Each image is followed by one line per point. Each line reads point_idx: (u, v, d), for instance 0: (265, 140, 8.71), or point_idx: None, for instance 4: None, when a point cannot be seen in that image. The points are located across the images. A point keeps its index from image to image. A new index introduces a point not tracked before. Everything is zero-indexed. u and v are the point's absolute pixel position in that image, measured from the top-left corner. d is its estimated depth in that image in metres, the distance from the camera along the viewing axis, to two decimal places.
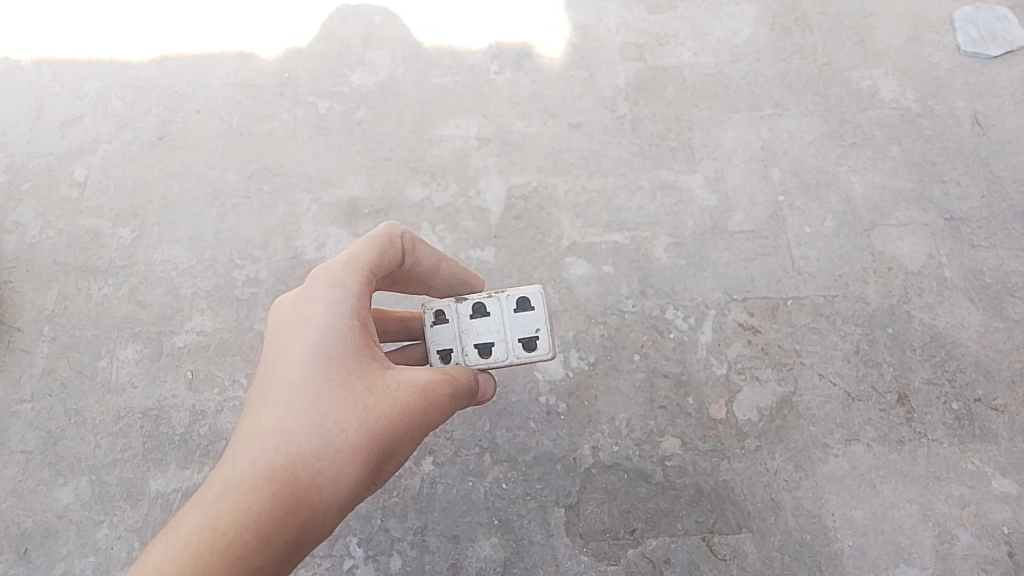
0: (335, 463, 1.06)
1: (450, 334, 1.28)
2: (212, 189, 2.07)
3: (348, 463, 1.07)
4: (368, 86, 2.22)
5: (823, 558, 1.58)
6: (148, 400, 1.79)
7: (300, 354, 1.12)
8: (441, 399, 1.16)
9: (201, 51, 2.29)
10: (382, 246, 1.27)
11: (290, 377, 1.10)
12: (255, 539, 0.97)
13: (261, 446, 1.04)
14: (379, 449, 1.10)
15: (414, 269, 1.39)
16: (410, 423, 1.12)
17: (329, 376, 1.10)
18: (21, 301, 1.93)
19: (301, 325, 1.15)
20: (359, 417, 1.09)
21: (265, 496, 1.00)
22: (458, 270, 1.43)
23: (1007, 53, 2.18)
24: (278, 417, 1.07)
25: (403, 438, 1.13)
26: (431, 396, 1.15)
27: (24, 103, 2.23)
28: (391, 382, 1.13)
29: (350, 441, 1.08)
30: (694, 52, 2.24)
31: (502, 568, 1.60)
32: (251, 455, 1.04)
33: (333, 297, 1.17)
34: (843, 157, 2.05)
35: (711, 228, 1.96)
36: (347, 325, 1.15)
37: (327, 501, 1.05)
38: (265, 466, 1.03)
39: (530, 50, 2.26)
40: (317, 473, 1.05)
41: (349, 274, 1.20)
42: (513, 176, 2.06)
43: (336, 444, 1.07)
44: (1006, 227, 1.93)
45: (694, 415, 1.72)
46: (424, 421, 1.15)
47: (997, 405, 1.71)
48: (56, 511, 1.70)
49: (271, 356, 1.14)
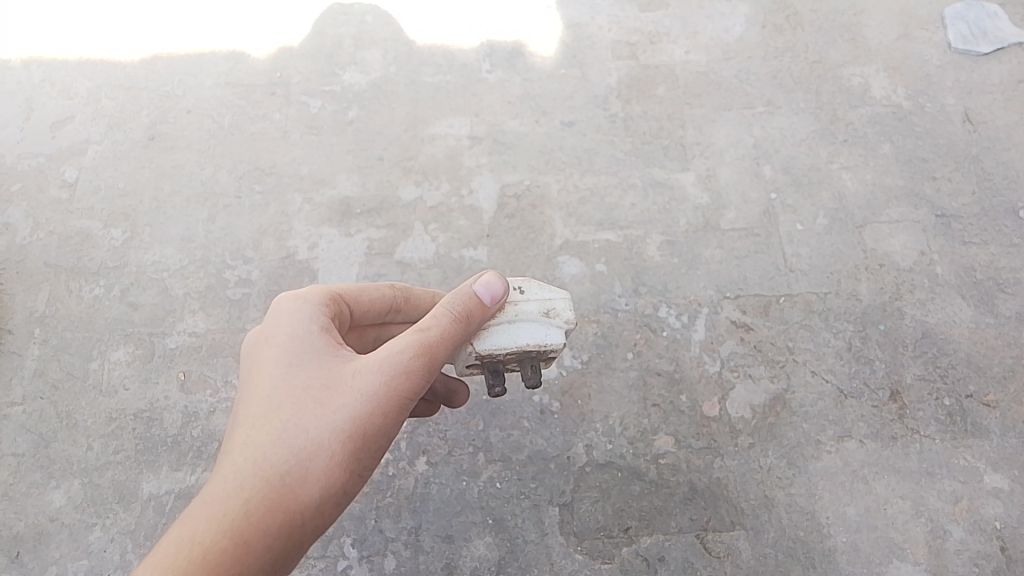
0: (304, 462, 1.04)
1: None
2: (204, 189, 2.06)
3: (317, 458, 1.04)
4: (359, 85, 2.22)
5: (817, 555, 1.58)
6: (140, 402, 1.78)
7: (264, 367, 1.12)
8: (409, 369, 1.08)
9: (193, 51, 2.28)
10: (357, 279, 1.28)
11: (258, 389, 1.10)
12: (231, 546, 0.99)
13: (232, 460, 1.05)
14: (348, 438, 1.05)
15: (410, 317, 1.34)
16: (377, 406, 1.07)
17: (290, 379, 1.09)
18: (11, 303, 1.92)
19: (266, 341, 1.15)
20: (322, 412, 1.06)
21: (238, 504, 1.01)
22: None
23: (997, 50, 2.20)
24: (246, 429, 1.07)
25: (375, 420, 1.06)
26: (395, 369, 1.08)
27: (13, 104, 2.21)
28: (353, 371, 1.09)
29: (315, 436, 1.05)
30: (685, 50, 2.25)
31: (496, 567, 1.59)
32: (224, 469, 1.05)
33: (295, 311, 1.16)
34: (835, 154, 2.05)
35: (703, 226, 1.96)
36: (307, 332, 1.14)
37: (304, 499, 1.03)
38: (235, 476, 1.03)
39: (522, 49, 2.26)
40: (286, 473, 1.03)
41: (311, 291, 1.20)
42: (505, 175, 2.05)
43: (301, 442, 1.05)
44: (997, 224, 1.94)
45: (688, 413, 1.72)
46: (397, 398, 1.08)
47: (988, 401, 1.72)
48: (46, 514, 1.67)
49: (244, 377, 1.15)
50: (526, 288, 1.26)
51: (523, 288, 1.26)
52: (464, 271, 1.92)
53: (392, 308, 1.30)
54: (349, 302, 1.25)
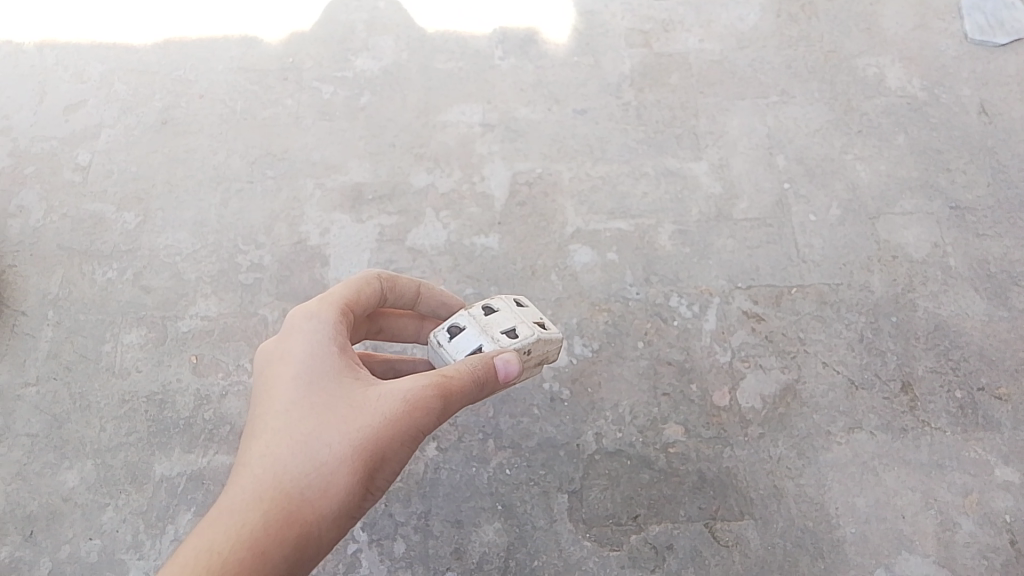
0: (323, 478, 1.05)
1: (472, 333, 1.27)
2: (216, 174, 2.06)
3: (336, 474, 1.06)
4: (372, 71, 2.21)
5: (825, 545, 1.57)
6: (152, 385, 1.79)
7: (282, 382, 1.12)
8: (431, 402, 1.09)
9: (206, 36, 2.29)
10: (354, 282, 1.26)
11: (275, 403, 1.11)
12: (249, 556, 0.99)
13: (250, 471, 1.05)
14: (366, 457, 1.07)
15: (395, 304, 1.37)
16: (397, 431, 1.08)
17: (311, 396, 1.10)
18: (25, 285, 1.93)
19: (284, 356, 1.15)
20: (342, 429, 1.07)
21: (257, 515, 1.02)
22: (443, 296, 1.41)
23: (1015, 42, 2.18)
24: (265, 442, 1.07)
25: (394, 444, 1.08)
26: (418, 399, 1.09)
27: (26, 86, 2.22)
28: (374, 395, 1.10)
29: (335, 452, 1.06)
30: (699, 39, 2.23)
31: (505, 553, 1.60)
32: (241, 481, 1.05)
33: (312, 329, 1.16)
34: (849, 145, 2.04)
35: (716, 215, 1.95)
36: (325, 351, 1.14)
37: (321, 512, 1.05)
38: (255, 487, 1.03)
39: (535, 36, 2.26)
40: (305, 487, 1.04)
41: (325, 306, 1.20)
42: (517, 162, 2.05)
43: (320, 458, 1.06)
44: (1012, 216, 1.92)
45: (698, 403, 1.72)
46: (416, 425, 1.09)
47: (1000, 394, 1.71)
48: (60, 494, 1.69)
49: (258, 391, 1.15)
50: (535, 348, 1.28)
51: (533, 349, 1.28)
52: (475, 258, 1.91)
53: (381, 299, 1.32)
54: (355, 312, 1.25)
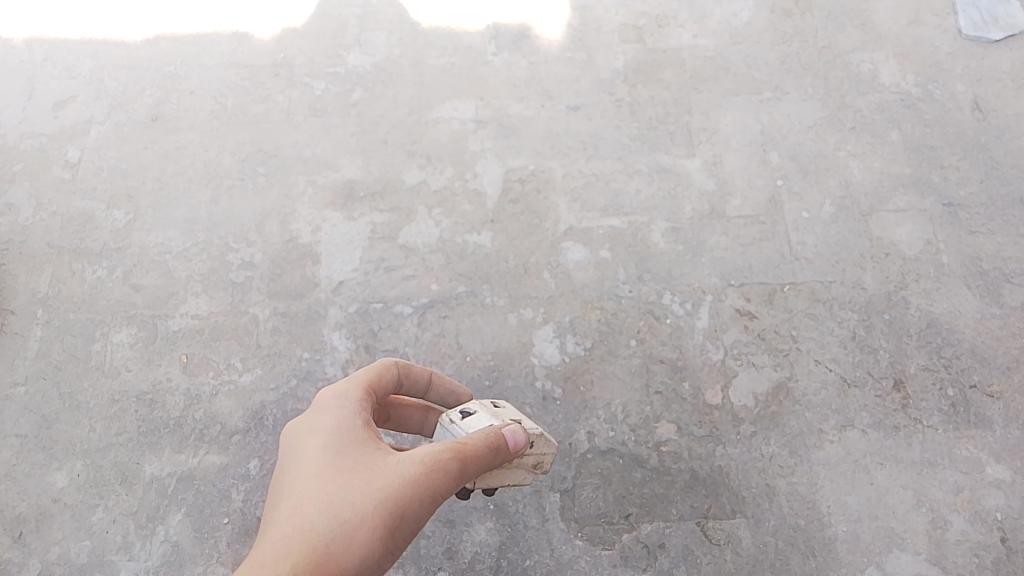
0: (347, 533, 0.99)
1: (482, 416, 1.26)
2: (207, 171, 2.05)
3: (360, 531, 1.00)
4: (364, 68, 2.20)
5: (816, 544, 1.58)
6: (143, 384, 1.78)
7: (309, 451, 1.09)
8: (448, 467, 1.06)
9: (197, 31, 2.27)
10: (375, 366, 1.26)
11: (302, 468, 1.08)
12: None
13: (275, 528, 0.99)
14: (391, 514, 1.02)
15: (405, 389, 1.35)
16: (418, 490, 1.04)
17: (337, 459, 1.07)
18: (14, 284, 1.91)
19: (310, 430, 1.13)
20: (366, 485, 1.03)
21: (283, 564, 0.94)
22: (451, 386, 1.41)
23: (1009, 37, 2.18)
24: (292, 502, 1.03)
25: (414, 507, 1.03)
26: (437, 458, 1.06)
27: (15, 83, 2.20)
28: (394, 458, 1.07)
29: (359, 507, 1.02)
30: (693, 35, 2.22)
31: (496, 552, 1.59)
32: (265, 540, 0.98)
33: (337, 404, 1.15)
34: (842, 141, 2.03)
35: (708, 213, 1.95)
36: (350, 423, 1.13)
37: (344, 567, 0.97)
38: (280, 541, 0.97)
39: (529, 32, 2.24)
40: (330, 540, 0.98)
41: (349, 385, 1.19)
42: (510, 159, 2.04)
43: (346, 512, 1.01)
44: (1005, 213, 1.92)
45: (690, 401, 1.72)
46: (434, 489, 1.05)
47: (992, 392, 1.71)
48: (50, 495, 1.68)
49: (282, 463, 1.11)
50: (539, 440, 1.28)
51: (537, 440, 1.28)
52: (467, 256, 1.90)
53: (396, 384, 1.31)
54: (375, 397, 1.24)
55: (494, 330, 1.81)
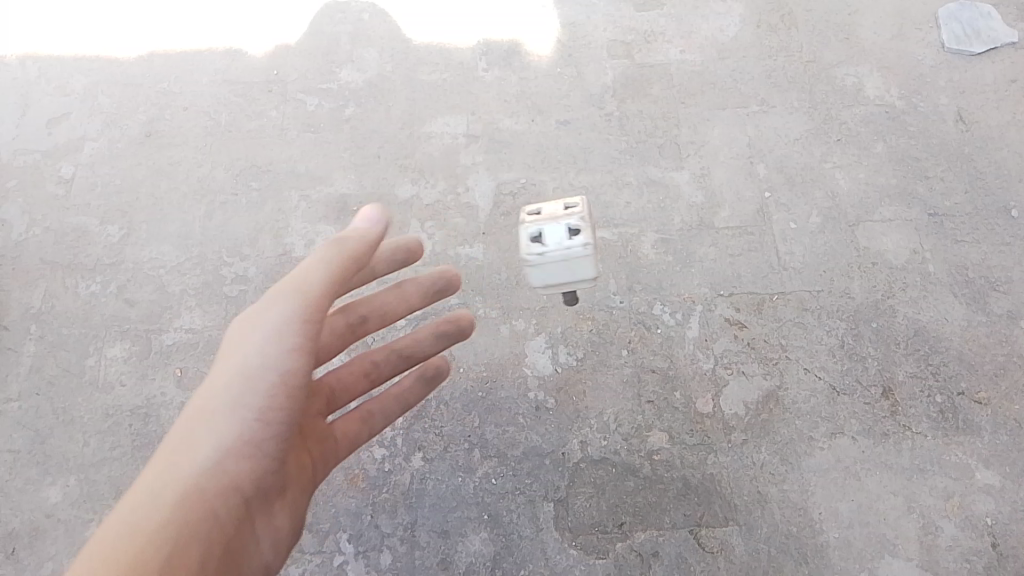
0: (196, 438, 1.08)
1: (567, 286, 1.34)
2: (201, 186, 2.07)
3: (199, 425, 1.09)
4: (356, 84, 2.22)
5: (809, 551, 1.59)
6: (137, 398, 1.79)
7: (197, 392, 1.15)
8: (282, 322, 1.12)
9: (190, 49, 2.29)
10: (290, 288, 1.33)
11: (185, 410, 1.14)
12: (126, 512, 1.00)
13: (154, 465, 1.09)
14: (232, 390, 1.09)
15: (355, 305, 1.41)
16: (251, 363, 1.10)
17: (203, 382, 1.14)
18: (8, 299, 1.92)
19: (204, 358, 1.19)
20: (213, 386, 1.11)
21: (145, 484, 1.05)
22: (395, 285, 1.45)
23: (990, 51, 2.22)
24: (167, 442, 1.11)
25: (258, 371, 1.10)
26: (270, 328, 1.12)
27: (10, 100, 2.22)
28: (236, 346, 1.13)
29: (207, 408, 1.09)
30: (681, 50, 2.26)
31: (491, 563, 1.60)
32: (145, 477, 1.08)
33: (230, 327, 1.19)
34: (828, 153, 2.07)
35: (698, 224, 1.97)
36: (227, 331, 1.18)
37: (192, 465, 1.06)
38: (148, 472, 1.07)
39: (519, 48, 2.28)
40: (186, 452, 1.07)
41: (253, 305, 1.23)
42: (502, 173, 2.06)
43: (201, 423, 1.09)
44: (989, 222, 1.95)
45: (681, 410, 1.74)
46: (280, 351, 1.11)
47: (979, 399, 1.73)
48: (43, 510, 1.67)
49: None
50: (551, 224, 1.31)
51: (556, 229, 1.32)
52: (460, 268, 1.92)
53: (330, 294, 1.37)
54: None
55: (487, 342, 1.82)
